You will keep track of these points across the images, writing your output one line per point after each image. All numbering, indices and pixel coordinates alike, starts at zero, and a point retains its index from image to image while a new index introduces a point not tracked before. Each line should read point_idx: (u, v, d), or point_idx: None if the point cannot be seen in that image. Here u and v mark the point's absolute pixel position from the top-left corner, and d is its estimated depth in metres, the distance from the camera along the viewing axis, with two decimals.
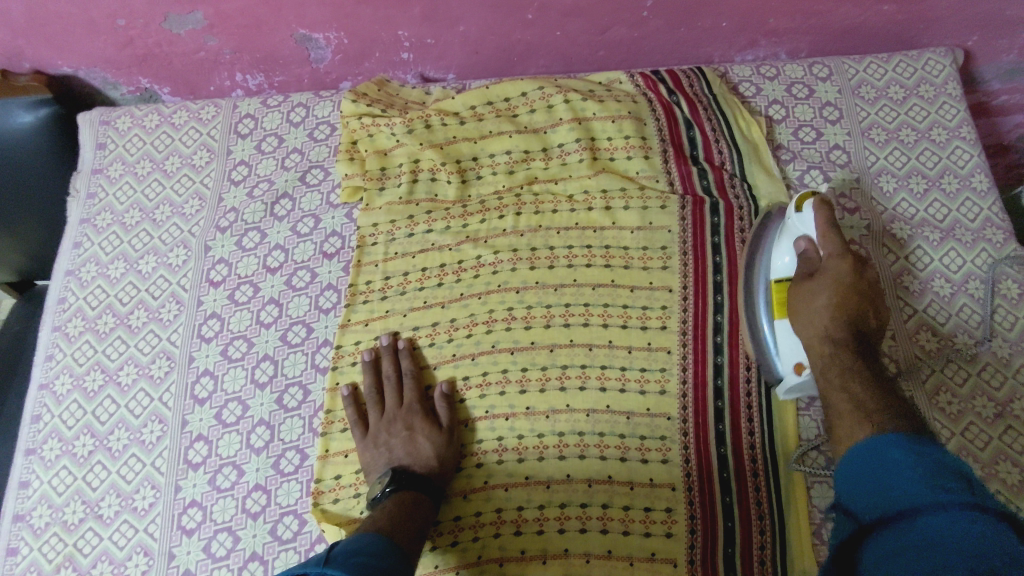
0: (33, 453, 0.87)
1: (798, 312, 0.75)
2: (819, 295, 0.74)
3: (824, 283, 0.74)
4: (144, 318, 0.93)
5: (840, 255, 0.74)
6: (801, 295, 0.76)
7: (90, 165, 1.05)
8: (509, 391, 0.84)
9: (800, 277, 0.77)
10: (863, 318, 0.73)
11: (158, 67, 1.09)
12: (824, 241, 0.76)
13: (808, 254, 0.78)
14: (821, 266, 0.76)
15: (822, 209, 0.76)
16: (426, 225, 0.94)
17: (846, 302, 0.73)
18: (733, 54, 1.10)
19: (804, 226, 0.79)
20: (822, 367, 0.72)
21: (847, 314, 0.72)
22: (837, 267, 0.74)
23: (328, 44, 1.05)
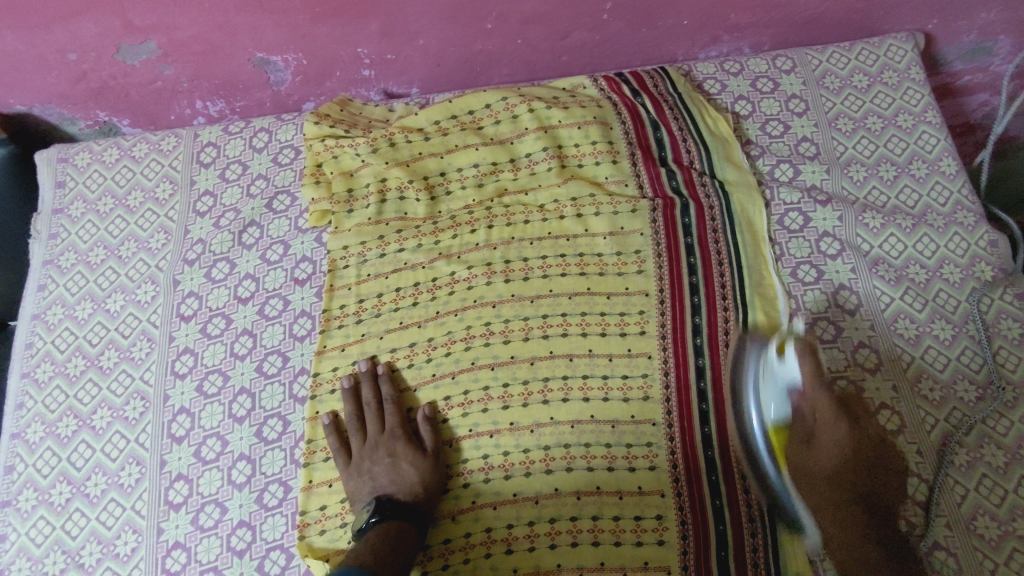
0: (8, 505, 0.85)
1: (806, 480, 0.72)
2: (823, 463, 0.72)
3: (826, 451, 0.72)
4: (115, 358, 0.91)
5: (836, 420, 0.72)
6: (805, 460, 0.72)
7: (50, 205, 1.03)
8: (491, 408, 0.83)
9: (797, 439, 0.73)
10: (873, 486, 0.72)
11: (114, 99, 1.07)
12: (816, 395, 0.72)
13: (801, 411, 0.72)
14: (817, 430, 0.72)
15: (810, 362, 0.72)
16: (397, 245, 0.93)
17: (852, 470, 0.72)
18: (696, 51, 1.10)
19: (789, 372, 0.72)
20: (839, 538, 0.71)
21: (852, 480, 0.71)
22: (836, 432, 0.72)
23: (287, 66, 1.03)
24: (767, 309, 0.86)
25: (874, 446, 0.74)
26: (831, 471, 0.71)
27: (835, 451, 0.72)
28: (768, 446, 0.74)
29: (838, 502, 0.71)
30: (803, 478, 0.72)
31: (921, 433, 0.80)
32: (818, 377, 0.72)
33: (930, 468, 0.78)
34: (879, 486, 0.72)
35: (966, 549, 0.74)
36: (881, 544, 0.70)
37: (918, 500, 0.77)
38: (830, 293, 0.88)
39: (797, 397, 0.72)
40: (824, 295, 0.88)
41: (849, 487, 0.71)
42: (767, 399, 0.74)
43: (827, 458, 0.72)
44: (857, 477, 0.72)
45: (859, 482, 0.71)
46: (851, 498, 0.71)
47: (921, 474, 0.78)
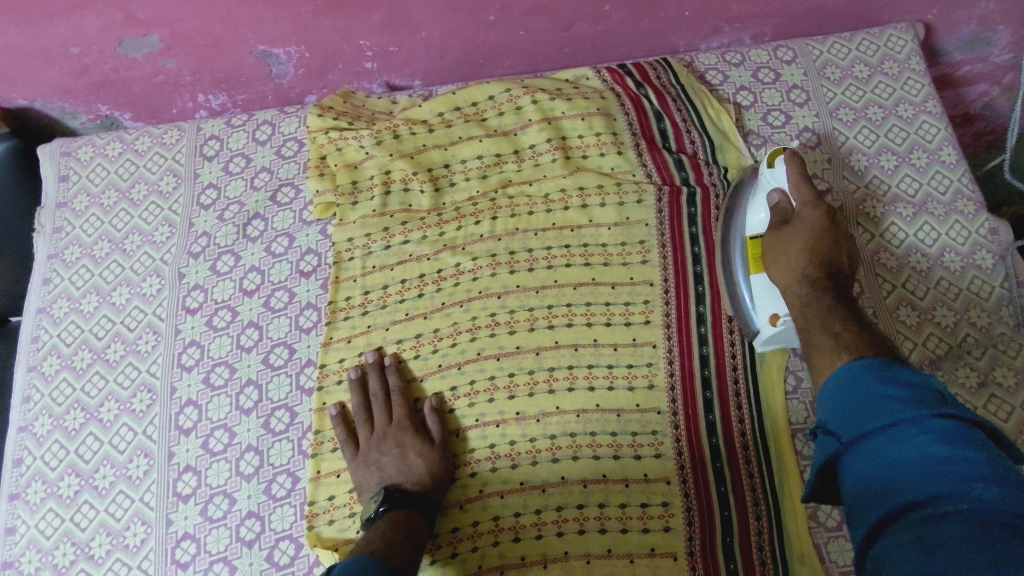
0: (17, 497, 0.85)
1: (777, 258, 0.76)
2: (794, 240, 0.75)
3: (798, 229, 0.76)
4: (121, 351, 0.91)
5: (812, 203, 0.77)
6: (778, 241, 0.77)
7: (53, 200, 1.02)
8: (497, 398, 0.84)
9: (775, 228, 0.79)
10: (840, 266, 0.74)
11: (116, 93, 1.06)
12: (797, 191, 0.79)
13: (780, 205, 0.79)
14: (795, 216, 0.78)
15: (795, 162, 0.80)
16: (402, 237, 0.93)
17: (822, 246, 0.74)
18: (697, 42, 1.10)
19: (775, 179, 0.82)
20: (801, 304, 0.71)
21: (823, 257, 0.73)
22: (811, 214, 0.76)
23: (290, 59, 1.03)
24: None
25: (848, 243, 0.76)
26: (801, 246, 0.75)
27: (805, 228, 0.75)
28: (744, 254, 0.83)
29: (802, 271, 0.73)
30: (774, 256, 0.77)
31: None
32: (804, 176, 0.80)
33: None
34: (846, 273, 0.74)
35: None
36: (845, 305, 0.68)
37: None
38: None
39: (778, 195, 0.80)
40: None
41: (815, 257, 0.73)
42: (754, 207, 0.83)
43: (798, 235, 0.75)
44: (826, 255, 0.74)
45: (827, 257, 0.73)
46: (817, 265, 0.73)
47: None
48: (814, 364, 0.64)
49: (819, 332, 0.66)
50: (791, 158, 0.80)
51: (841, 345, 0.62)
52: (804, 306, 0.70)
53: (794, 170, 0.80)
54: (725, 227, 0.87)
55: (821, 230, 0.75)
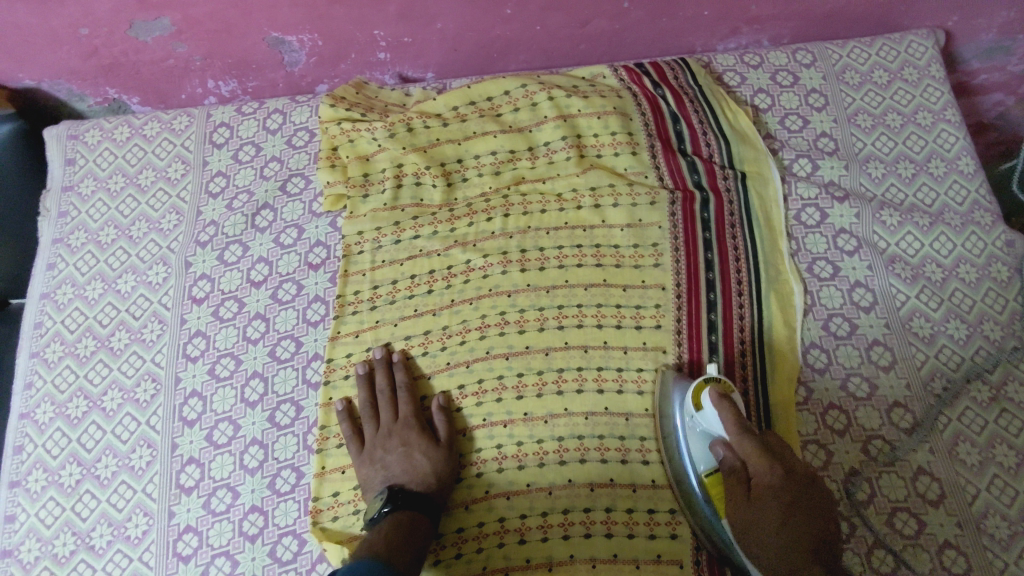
0: (17, 485, 0.84)
1: (752, 536, 0.69)
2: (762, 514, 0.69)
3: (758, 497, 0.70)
4: (126, 339, 0.90)
5: (760, 462, 0.71)
6: (743, 515, 0.70)
7: (59, 182, 1.01)
8: (505, 398, 0.83)
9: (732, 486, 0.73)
10: (819, 527, 0.68)
11: (125, 76, 1.05)
12: (738, 441, 0.73)
13: (727, 459, 0.74)
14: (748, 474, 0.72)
15: (722, 405, 0.74)
16: (413, 232, 0.92)
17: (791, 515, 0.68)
18: (715, 43, 1.09)
19: (709, 423, 0.75)
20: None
21: (798, 527, 0.68)
22: (766, 476, 0.71)
23: (302, 46, 1.02)
24: (782, 305, 0.87)
25: (813, 490, 0.71)
26: (771, 522, 0.68)
27: (771, 499, 0.69)
28: (703, 491, 0.76)
29: (789, 554, 0.67)
30: (743, 531, 0.70)
31: (933, 431, 0.80)
32: (739, 423, 0.73)
33: (942, 467, 0.78)
34: (830, 530, 0.68)
35: (975, 547, 0.75)
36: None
37: (929, 497, 0.77)
38: (846, 289, 0.88)
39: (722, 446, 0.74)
40: (839, 292, 0.88)
41: (792, 535, 0.67)
42: (699, 450, 0.77)
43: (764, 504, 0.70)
44: (800, 522, 0.68)
45: (805, 531, 0.68)
46: (801, 548, 0.67)
47: (933, 472, 0.78)
48: None
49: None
50: (717, 402, 0.74)
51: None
52: None
53: (729, 420, 0.73)
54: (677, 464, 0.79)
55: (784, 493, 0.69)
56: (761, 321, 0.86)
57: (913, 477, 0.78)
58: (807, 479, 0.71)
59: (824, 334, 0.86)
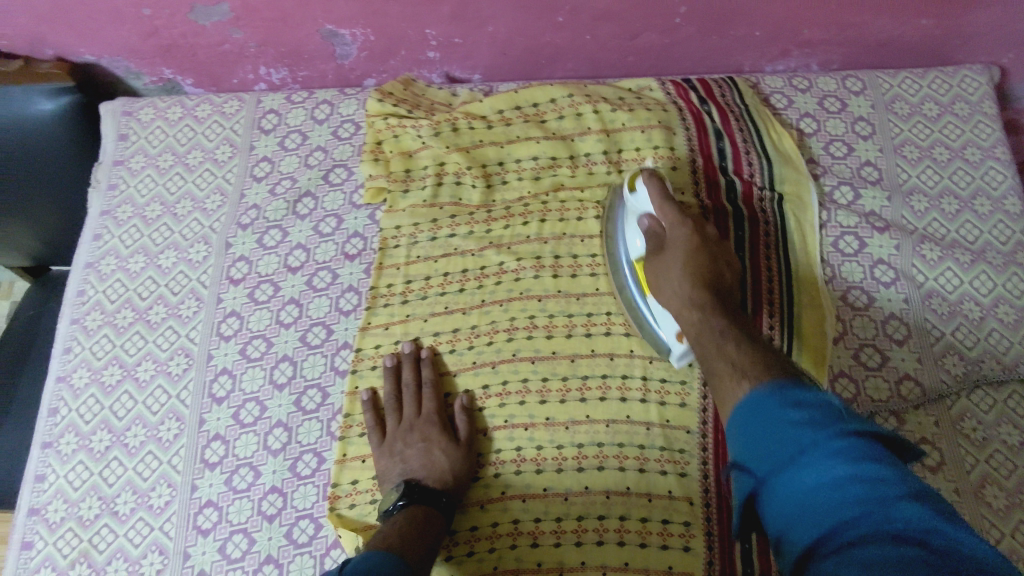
0: (50, 446, 0.87)
1: (661, 286, 0.77)
2: (670, 263, 0.76)
3: (670, 253, 0.77)
4: (163, 313, 0.92)
5: (678, 222, 0.78)
6: (654, 272, 0.78)
7: (110, 156, 1.04)
8: (528, 401, 0.83)
9: (650, 253, 0.79)
10: (718, 276, 0.75)
11: (182, 58, 1.07)
12: (660, 211, 0.80)
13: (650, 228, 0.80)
14: (666, 237, 0.79)
15: (647, 183, 0.82)
16: (449, 230, 0.93)
17: (697, 263, 0.75)
18: (763, 64, 1.08)
19: (638, 203, 0.83)
20: (694, 331, 0.70)
21: (700, 273, 0.74)
22: (679, 234, 0.77)
23: (355, 40, 1.04)
24: (816, 330, 0.86)
25: (719, 249, 0.78)
26: (678, 268, 0.75)
27: (681, 251, 0.76)
28: (634, 276, 0.85)
29: (685, 291, 0.73)
30: (656, 284, 0.78)
31: (959, 471, 0.79)
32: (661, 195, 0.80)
33: (965, 508, 0.77)
34: (725, 281, 0.75)
35: None
36: (730, 322, 0.69)
37: None
38: (880, 321, 0.87)
39: (646, 219, 0.81)
40: (872, 322, 0.87)
41: (691, 278, 0.74)
42: (630, 231, 0.85)
43: (673, 257, 0.76)
44: (702, 268, 0.75)
45: (703, 273, 0.74)
46: (697, 283, 0.73)
47: (957, 513, 0.77)
48: (719, 396, 0.62)
49: (715, 352, 0.66)
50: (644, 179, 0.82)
51: (743, 369, 0.61)
52: (697, 330, 0.70)
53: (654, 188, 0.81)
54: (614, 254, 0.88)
55: (692, 248, 0.76)
56: (792, 344, 0.85)
57: None
58: (716, 241, 0.78)
59: (854, 363, 0.85)
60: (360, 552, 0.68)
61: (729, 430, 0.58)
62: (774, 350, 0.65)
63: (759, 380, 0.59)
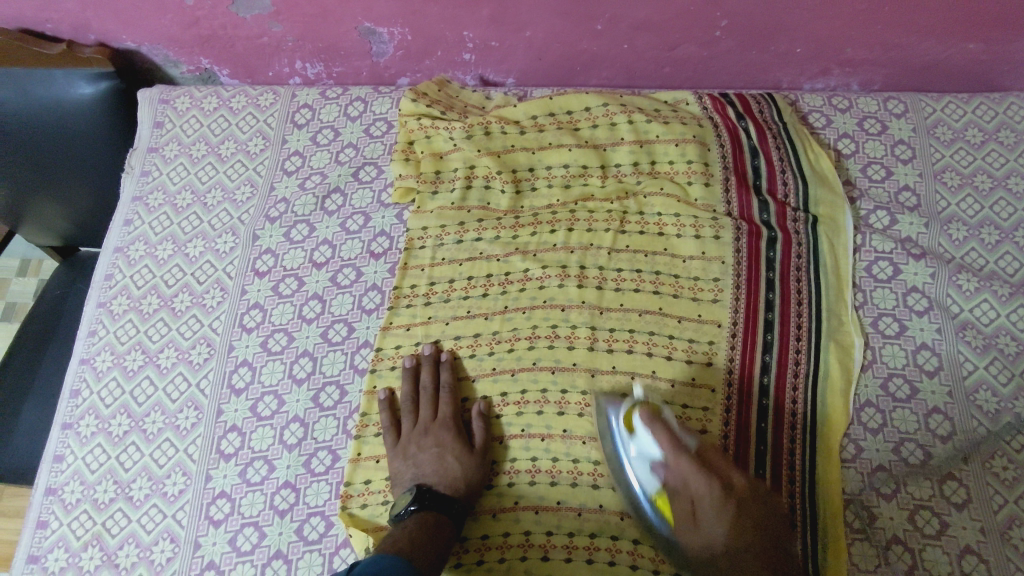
0: (70, 427, 0.88)
1: (711, 557, 0.68)
2: (717, 535, 0.68)
3: (710, 521, 0.68)
4: (187, 302, 0.93)
5: (708, 481, 0.69)
6: (696, 536, 0.69)
7: (145, 142, 1.05)
8: (546, 412, 0.82)
9: (683, 513, 0.70)
10: (768, 526, 0.68)
11: (220, 49, 1.08)
12: (680, 465, 0.70)
13: (674, 484, 0.71)
14: (696, 496, 0.69)
15: (656, 428, 0.71)
16: (475, 234, 0.92)
17: (743, 523, 0.68)
18: (802, 81, 1.06)
19: (647, 448, 0.72)
20: None
21: (752, 536, 0.67)
22: (711, 498, 0.68)
23: (392, 39, 1.04)
24: (841, 358, 0.84)
25: (752, 493, 0.70)
26: (726, 536, 0.67)
27: (720, 518, 0.68)
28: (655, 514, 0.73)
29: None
30: (704, 558, 0.69)
31: (986, 510, 0.76)
32: (676, 444, 0.70)
33: (992, 550, 0.75)
34: (777, 536, 0.68)
35: None
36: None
37: None
38: (910, 351, 0.85)
39: (663, 470, 0.71)
40: (903, 351, 0.85)
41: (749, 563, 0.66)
42: (640, 472, 0.73)
43: (717, 532, 0.68)
44: (754, 541, 0.67)
45: (758, 550, 0.66)
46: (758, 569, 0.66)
47: (982, 554, 0.75)
48: None
49: None
50: (651, 424, 0.72)
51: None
52: None
53: (665, 440, 0.71)
54: (616, 471, 0.77)
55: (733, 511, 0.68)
56: (817, 370, 0.84)
57: (959, 555, 0.75)
58: (751, 490, 0.70)
59: (882, 393, 0.83)
60: (371, 553, 0.69)
61: None
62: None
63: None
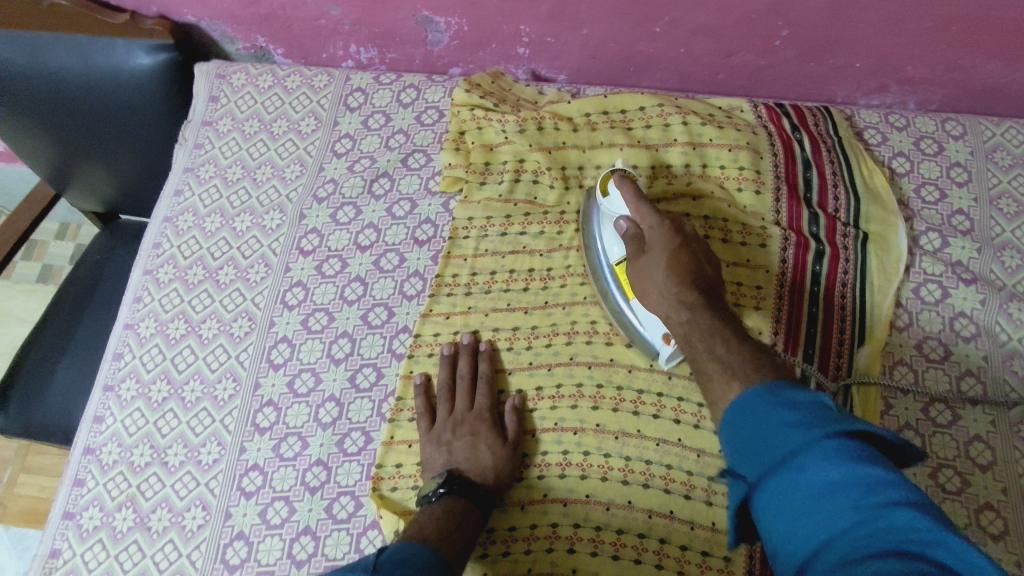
0: (110, 390, 0.90)
1: (648, 291, 0.75)
2: (655, 268, 0.74)
3: (654, 257, 0.75)
4: (231, 275, 0.94)
5: (657, 220, 0.76)
6: (641, 274, 0.76)
7: (200, 116, 1.06)
8: (580, 406, 0.82)
9: (632, 257, 0.78)
10: (702, 274, 0.74)
11: (278, 28, 1.09)
12: (638, 211, 0.78)
13: (629, 232, 0.78)
14: (646, 239, 0.77)
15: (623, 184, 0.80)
16: (521, 227, 0.92)
17: (683, 264, 0.73)
18: (858, 97, 1.05)
19: (614, 206, 0.81)
20: (683, 334, 0.70)
21: (686, 271, 0.73)
22: (659, 235, 0.76)
23: (448, 28, 1.04)
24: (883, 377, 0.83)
25: (698, 244, 0.77)
26: (663, 268, 0.74)
27: (660, 250, 0.75)
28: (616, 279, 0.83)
29: (678, 299, 0.71)
30: (644, 291, 0.76)
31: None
32: (638, 196, 0.79)
33: None
34: (709, 272, 0.75)
35: None
36: (716, 317, 0.69)
37: None
38: (954, 375, 0.84)
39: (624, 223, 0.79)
40: (947, 376, 0.84)
41: (680, 285, 0.72)
42: (607, 234, 0.84)
43: (657, 260, 0.74)
44: (686, 271, 0.73)
45: (689, 273, 0.73)
46: (685, 285, 0.72)
47: None
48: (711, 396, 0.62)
49: (704, 357, 0.66)
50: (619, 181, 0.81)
51: (738, 368, 0.62)
52: (686, 333, 0.69)
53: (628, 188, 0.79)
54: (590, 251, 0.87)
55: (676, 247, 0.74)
56: (858, 388, 0.82)
57: None
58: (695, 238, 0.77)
59: (923, 417, 0.82)
60: (398, 539, 0.68)
61: (738, 450, 0.54)
62: (761, 347, 0.67)
63: (752, 386, 0.58)
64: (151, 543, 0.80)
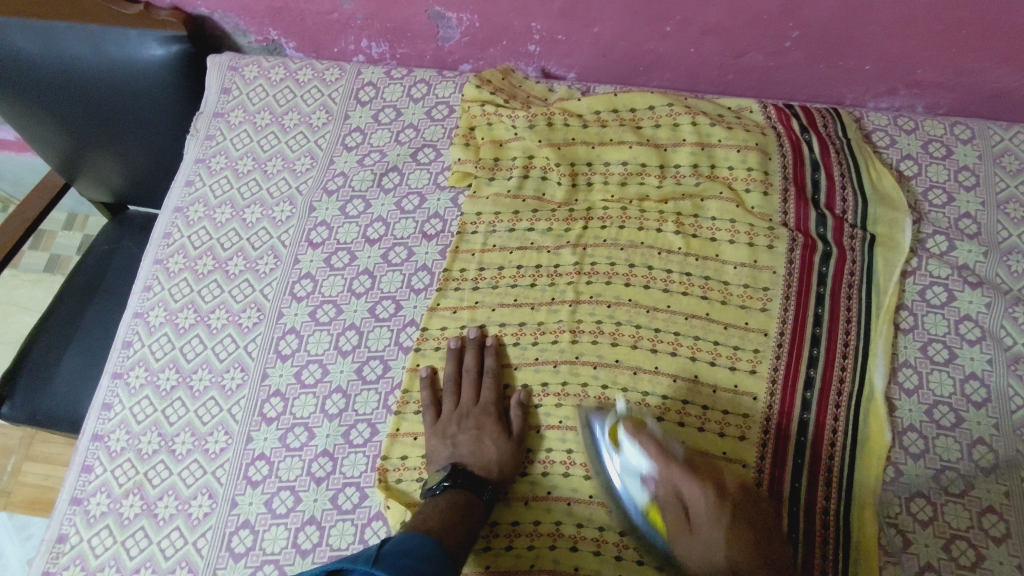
0: (120, 376, 0.91)
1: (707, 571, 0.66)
2: (710, 541, 0.66)
3: (702, 526, 0.67)
4: (241, 266, 0.95)
5: (694, 480, 0.68)
6: (692, 546, 0.67)
7: (212, 108, 1.07)
8: (585, 405, 0.83)
9: (674, 520, 0.69)
10: (762, 531, 0.67)
11: (290, 21, 1.10)
12: (667, 470, 0.70)
13: (664, 492, 0.70)
14: (688, 506, 0.68)
15: (639, 435, 0.73)
16: (529, 224, 0.93)
17: (739, 527, 0.66)
18: (867, 99, 1.05)
19: (632, 458, 0.73)
20: None
21: (748, 537, 0.65)
22: (701, 503, 0.67)
23: (459, 24, 1.04)
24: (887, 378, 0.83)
25: (746, 499, 0.69)
26: (719, 545, 0.65)
27: (711, 523, 0.66)
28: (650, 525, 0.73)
29: None
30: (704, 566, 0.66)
31: None
32: (663, 449, 0.71)
33: None
34: (770, 530, 0.67)
35: None
36: None
37: None
38: (958, 379, 0.84)
39: (652, 481, 0.71)
40: (951, 379, 0.84)
41: (748, 562, 0.64)
42: (628, 483, 0.74)
43: (710, 530, 0.66)
44: (749, 541, 0.65)
45: (753, 543, 0.65)
46: (747, 559, 0.64)
47: None
48: None
49: None
50: (632, 431, 0.73)
51: None
52: None
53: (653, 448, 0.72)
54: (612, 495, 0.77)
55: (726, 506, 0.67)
56: (861, 390, 0.83)
57: None
58: (742, 490, 0.69)
59: (926, 419, 0.82)
60: (402, 530, 0.69)
61: None
62: None
63: None
64: (158, 529, 0.81)
